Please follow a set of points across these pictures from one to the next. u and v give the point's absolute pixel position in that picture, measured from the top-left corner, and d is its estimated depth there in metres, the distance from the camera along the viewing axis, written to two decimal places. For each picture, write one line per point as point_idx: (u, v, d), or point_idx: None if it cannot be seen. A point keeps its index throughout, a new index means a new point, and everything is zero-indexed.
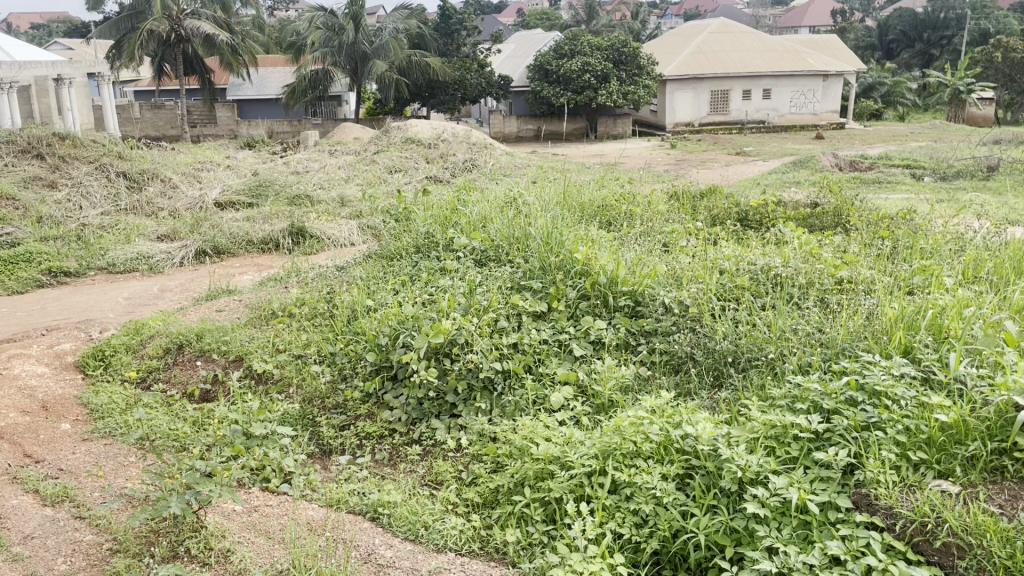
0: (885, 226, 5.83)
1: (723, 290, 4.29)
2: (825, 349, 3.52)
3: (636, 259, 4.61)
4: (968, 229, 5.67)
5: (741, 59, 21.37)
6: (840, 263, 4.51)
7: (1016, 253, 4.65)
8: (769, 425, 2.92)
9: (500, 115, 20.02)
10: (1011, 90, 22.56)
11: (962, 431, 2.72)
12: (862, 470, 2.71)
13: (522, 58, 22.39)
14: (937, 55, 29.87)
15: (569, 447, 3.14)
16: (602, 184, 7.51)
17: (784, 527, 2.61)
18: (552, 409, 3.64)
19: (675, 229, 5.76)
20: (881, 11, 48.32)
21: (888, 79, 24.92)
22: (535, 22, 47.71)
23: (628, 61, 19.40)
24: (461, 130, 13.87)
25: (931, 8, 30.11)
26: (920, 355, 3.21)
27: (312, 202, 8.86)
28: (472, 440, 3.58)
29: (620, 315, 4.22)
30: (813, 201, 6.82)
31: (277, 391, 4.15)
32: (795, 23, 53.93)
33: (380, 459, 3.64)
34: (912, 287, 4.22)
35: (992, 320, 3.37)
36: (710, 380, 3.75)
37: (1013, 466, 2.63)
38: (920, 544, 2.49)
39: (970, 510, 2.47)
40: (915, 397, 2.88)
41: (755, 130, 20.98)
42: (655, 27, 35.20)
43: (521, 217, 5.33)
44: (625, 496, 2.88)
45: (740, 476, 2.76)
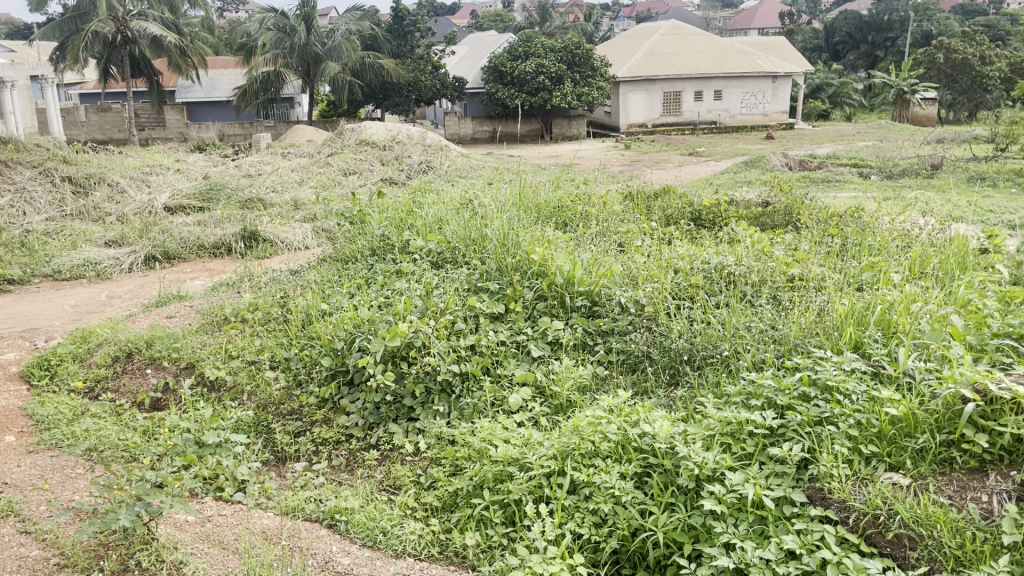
0: (834, 224, 5.94)
1: (678, 289, 4.34)
2: (778, 346, 3.58)
3: (592, 260, 4.63)
4: (914, 226, 5.80)
5: (693, 61, 21.64)
6: (792, 261, 4.57)
7: (961, 249, 4.77)
8: (724, 422, 2.97)
9: (455, 117, 19.97)
10: (952, 90, 23.27)
11: (912, 424, 2.76)
12: (816, 465, 2.74)
13: (476, 59, 22.38)
14: (882, 57, 30.58)
15: (528, 449, 3.14)
16: (557, 185, 7.54)
17: (740, 523, 2.62)
18: (511, 410, 3.63)
19: (631, 229, 5.79)
20: (827, 14, 49.36)
21: (836, 80, 25.46)
22: (490, 24, 47.77)
23: (582, 63, 19.52)
24: (416, 132, 13.80)
25: (874, 11, 30.82)
26: (870, 350, 3.27)
27: (265, 205, 8.76)
28: (430, 444, 3.55)
29: (576, 315, 4.23)
30: (764, 201, 6.91)
31: (229, 399, 4.08)
32: (744, 26, 54.83)
33: (337, 465, 3.59)
34: (862, 282, 4.31)
35: (939, 315, 3.46)
36: (666, 379, 3.78)
37: (961, 457, 2.67)
38: (873, 536, 2.53)
39: (920, 502, 2.52)
40: (866, 391, 2.93)
41: (708, 130, 21.26)
42: (608, 28, 35.46)
43: (477, 218, 5.31)
44: (585, 497, 2.89)
45: (696, 473, 2.78)
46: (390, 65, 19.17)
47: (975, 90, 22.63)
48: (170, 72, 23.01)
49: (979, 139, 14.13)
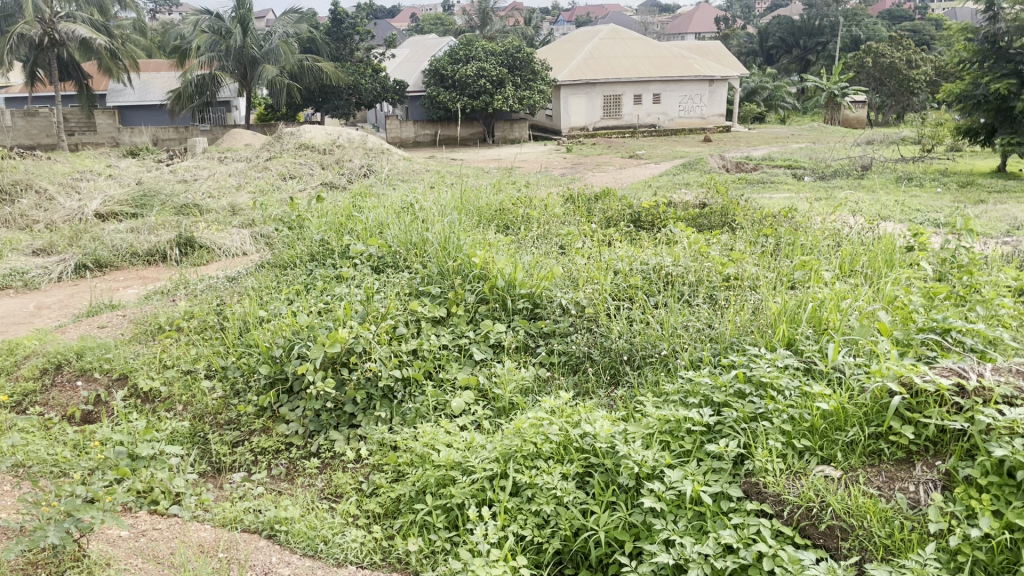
0: (768, 224, 6.07)
1: (617, 290, 4.39)
2: (714, 344, 3.65)
3: (532, 262, 4.66)
4: (844, 226, 5.97)
5: (632, 65, 21.92)
6: (728, 261, 4.67)
7: (888, 246, 4.94)
8: (663, 421, 3.03)
9: (396, 121, 19.87)
10: (881, 93, 24.04)
11: (842, 418, 2.84)
12: (751, 460, 2.80)
13: (416, 62, 22.27)
14: (814, 61, 31.41)
15: (470, 453, 3.14)
16: (498, 188, 7.55)
17: (679, 519, 2.66)
18: (453, 414, 3.63)
19: (571, 231, 5.84)
20: (761, 19, 50.45)
21: (770, 84, 26.08)
22: (430, 28, 47.69)
23: (523, 66, 19.62)
24: (357, 135, 13.67)
25: (806, 17, 31.67)
26: (802, 346, 3.36)
27: (201, 211, 8.58)
28: (372, 451, 3.52)
29: (518, 317, 4.25)
30: (702, 202, 7.05)
31: (164, 410, 3.98)
32: (681, 30, 55.70)
33: (277, 474, 3.53)
34: (794, 281, 4.43)
35: (867, 311, 3.57)
36: (607, 379, 3.83)
37: (889, 449, 2.75)
38: (807, 528, 2.59)
39: (851, 493, 2.60)
40: (798, 386, 3.01)
41: (647, 133, 21.55)
42: (549, 32, 35.68)
43: (418, 223, 5.28)
44: (527, 498, 2.90)
45: (636, 471, 2.81)
46: (328, 68, 18.96)
47: (902, 93, 23.41)
48: (100, 76, 22.38)
49: (907, 141, 14.61)
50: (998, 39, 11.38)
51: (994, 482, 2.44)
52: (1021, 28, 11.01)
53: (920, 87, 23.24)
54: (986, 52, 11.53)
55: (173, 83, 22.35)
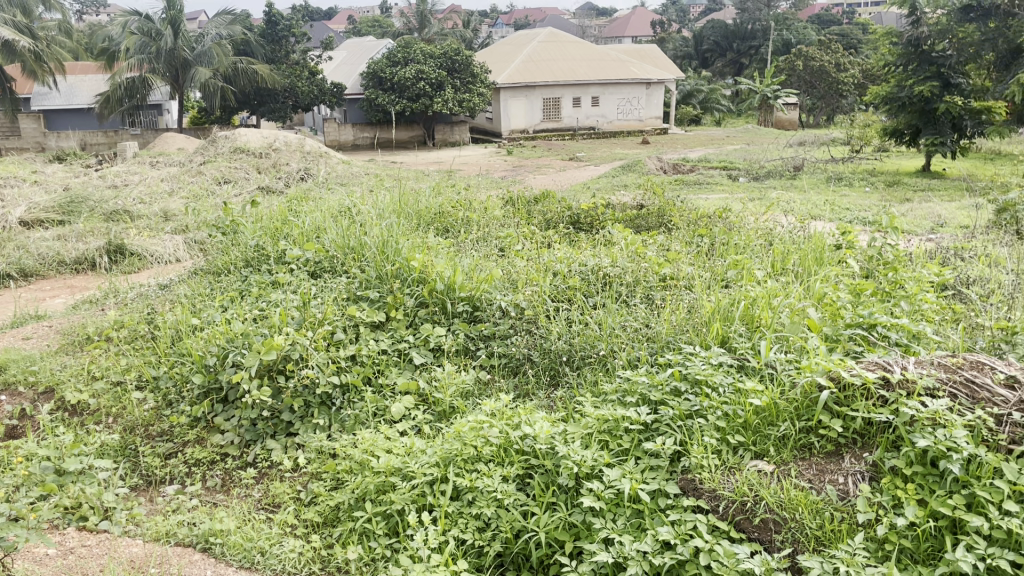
0: (703, 225, 6.19)
1: (556, 291, 4.42)
2: (651, 344, 3.71)
3: (472, 265, 4.66)
4: (775, 225, 6.12)
5: (570, 68, 22.08)
6: (664, 261, 4.74)
7: (817, 244, 5.09)
8: (601, 420, 3.06)
9: (334, 123, 19.68)
10: (811, 96, 24.66)
11: (774, 413, 2.91)
12: (687, 457, 2.84)
13: (353, 65, 22.05)
14: (747, 64, 32.11)
15: (410, 458, 3.11)
16: (437, 190, 7.52)
17: (618, 518, 2.68)
18: (393, 420, 3.59)
19: (511, 233, 5.85)
20: (695, 23, 51.34)
21: (705, 87, 26.61)
22: (368, 31, 47.37)
23: (461, 69, 19.61)
24: (294, 138, 13.47)
25: (738, 21, 32.37)
26: (735, 344, 3.44)
27: (132, 217, 8.35)
28: (310, 459, 3.47)
29: (458, 321, 4.24)
30: (638, 203, 7.15)
31: (93, 422, 3.86)
32: (619, 34, 56.39)
33: (211, 486, 3.45)
34: (727, 280, 4.52)
35: (797, 308, 3.68)
36: (547, 380, 3.85)
37: (819, 442, 2.83)
38: (741, 522, 2.63)
39: (782, 487, 2.66)
40: (731, 383, 3.08)
41: (586, 136, 21.74)
42: (488, 35, 35.76)
43: (356, 227, 5.22)
44: (468, 502, 2.89)
45: (576, 472, 2.84)
46: (264, 71, 18.65)
47: (832, 96, 24.12)
48: (24, 79, 21.62)
49: (836, 142, 15.03)
50: (921, 42, 11.75)
51: (918, 472, 2.52)
52: (942, 32, 11.48)
53: (848, 90, 23.93)
54: (910, 55, 11.89)
55: (102, 86, 21.72)
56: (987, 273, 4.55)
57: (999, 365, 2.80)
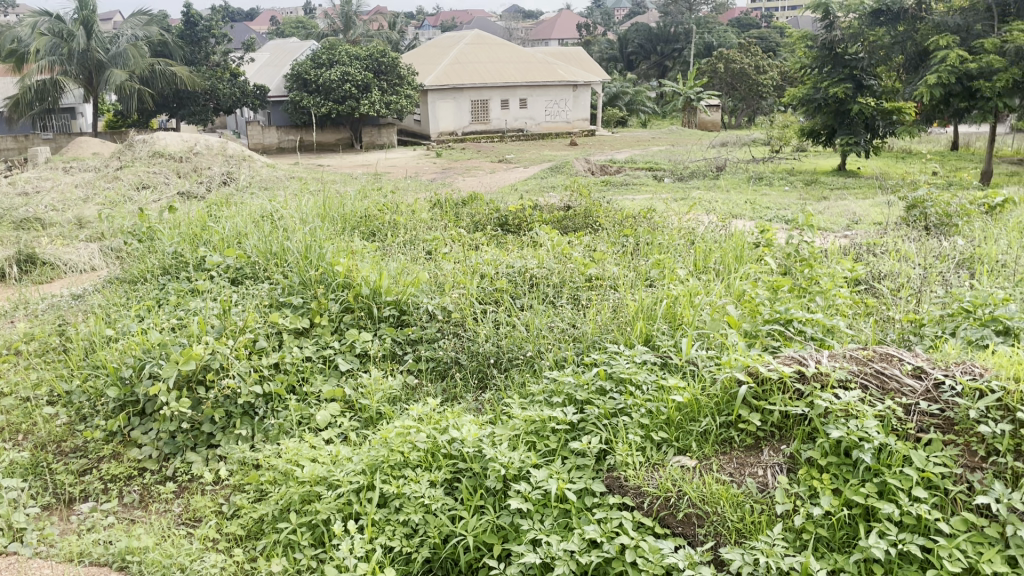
0: (628, 225, 6.28)
1: (483, 293, 4.42)
2: (577, 344, 3.75)
3: (398, 269, 4.61)
4: (698, 225, 6.25)
5: (497, 70, 22.14)
6: (589, 261, 4.79)
7: (737, 243, 5.22)
8: (528, 422, 3.07)
9: (258, 126, 19.35)
10: (733, 97, 25.26)
11: (695, 408, 2.97)
12: (613, 455, 2.88)
13: (277, 66, 21.63)
14: (670, 66, 32.72)
15: (336, 467, 3.05)
16: (363, 194, 7.42)
17: (546, 518, 2.68)
18: (319, 428, 3.53)
19: (438, 236, 5.82)
20: (619, 26, 52.06)
21: (631, 89, 27.03)
22: (292, 32, 46.56)
23: (388, 71, 19.44)
24: (216, 141, 13.13)
25: (661, 24, 32.91)
26: (659, 342, 3.51)
27: (43, 225, 8.01)
28: (232, 471, 3.39)
29: (385, 325, 4.19)
30: (565, 204, 7.19)
31: (2, 441, 3.68)
32: (544, 36, 56.73)
33: (129, 502, 3.33)
34: (651, 279, 4.61)
35: (718, 305, 3.77)
36: (475, 383, 3.84)
37: (739, 436, 2.89)
38: (666, 518, 2.66)
39: (705, 481, 2.71)
40: (655, 381, 3.14)
41: (515, 138, 21.84)
42: (414, 37, 35.47)
43: (278, 231, 5.11)
44: (394, 509, 2.84)
45: (503, 474, 2.84)
46: (183, 73, 18.15)
47: (752, 98, 24.78)
48: None
49: (756, 142, 15.42)
50: (835, 45, 12.17)
51: (833, 462, 2.60)
52: (854, 35, 11.98)
53: (767, 91, 24.63)
54: (824, 57, 12.28)
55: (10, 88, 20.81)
56: (897, 267, 4.72)
57: (906, 357, 2.90)
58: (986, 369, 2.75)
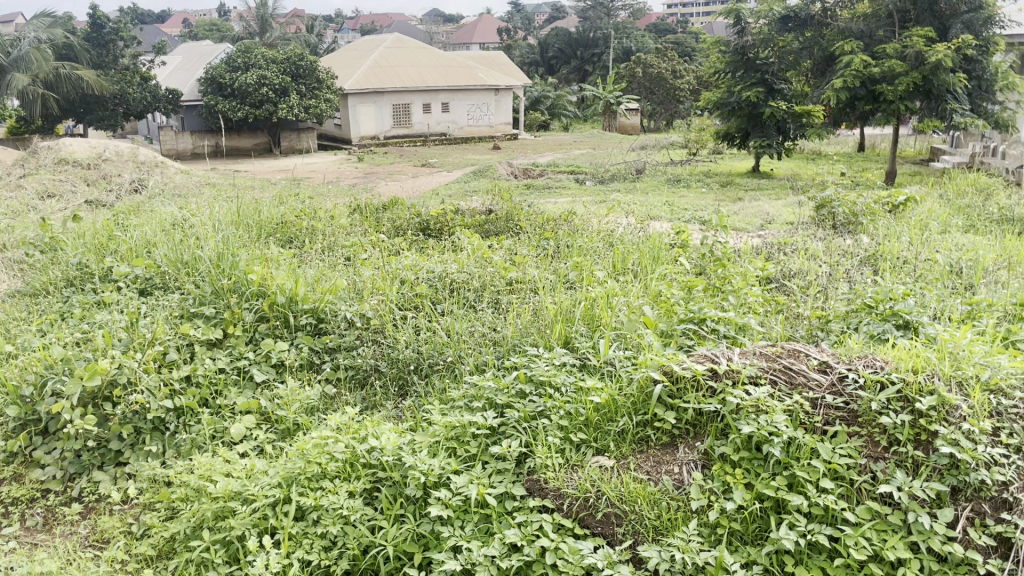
0: (549, 228, 6.35)
1: (403, 299, 4.38)
2: (497, 348, 3.76)
3: (316, 276, 4.53)
4: (617, 227, 6.33)
5: (417, 74, 22.03)
6: (509, 265, 4.80)
7: (655, 244, 5.31)
8: (448, 427, 3.04)
9: (171, 131, 18.80)
10: (651, 101, 25.73)
11: (612, 408, 3.01)
12: (532, 458, 2.89)
13: (190, 69, 21.02)
14: (591, 71, 33.13)
15: (251, 481, 2.96)
16: (279, 200, 7.26)
17: (467, 524, 2.67)
18: (233, 442, 3.44)
19: (357, 242, 5.73)
20: (539, 31, 52.51)
21: (552, 93, 27.26)
22: (207, 35, 45.38)
23: (306, 75, 19.11)
24: (125, 147, 12.65)
25: (579, 29, 33.28)
26: (577, 344, 3.56)
27: None
28: (142, 489, 3.26)
29: (302, 334, 4.11)
30: (487, 208, 7.18)
31: None
32: (465, 40, 56.76)
33: (32, 525, 3.15)
34: (569, 281, 4.65)
35: (634, 307, 3.84)
36: (395, 390, 3.80)
37: (656, 435, 2.94)
38: (585, 518, 2.68)
39: (623, 480, 2.74)
40: (573, 383, 3.17)
41: (438, 142, 21.75)
42: (332, 40, 34.96)
43: (189, 239, 4.95)
44: (312, 522, 2.77)
45: (423, 481, 2.81)
46: (90, 76, 17.22)
47: (670, 101, 25.28)
48: None
49: (674, 145, 15.74)
50: (746, 50, 12.53)
51: (745, 457, 2.66)
52: (765, 40, 12.19)
53: (684, 95, 25.16)
54: (737, 62, 12.72)
55: None
56: (805, 266, 4.87)
57: (812, 352, 3.00)
58: (886, 362, 2.86)
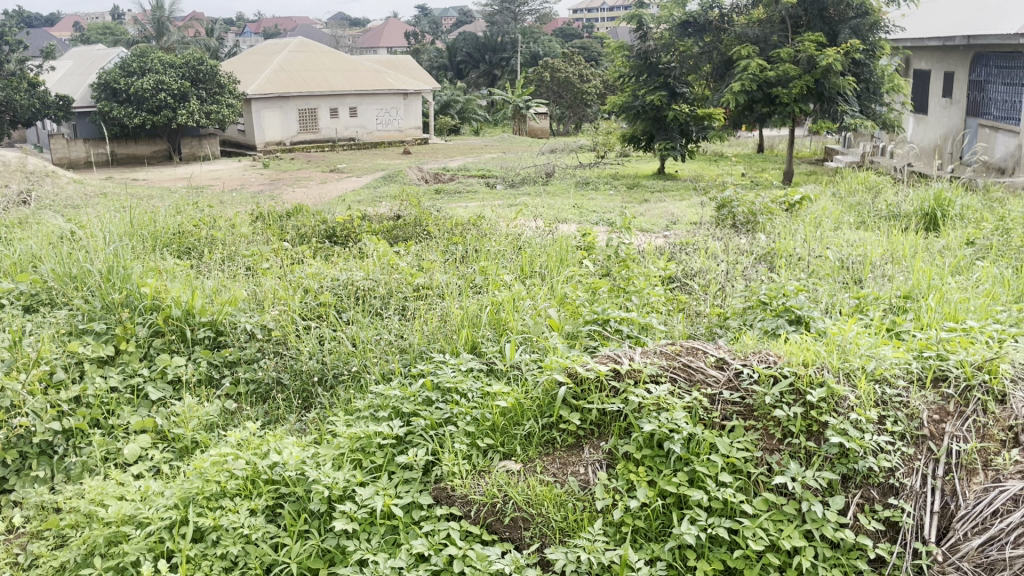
0: (458, 233, 6.34)
1: (307, 309, 4.29)
2: (404, 355, 3.72)
3: (214, 287, 4.39)
4: (525, 230, 6.37)
5: (323, 78, 21.68)
6: (416, 270, 4.76)
7: (560, 246, 5.36)
8: (353, 439, 2.97)
9: (62, 139, 17.98)
10: (560, 105, 26.01)
11: (519, 412, 3.02)
12: (440, 466, 2.86)
13: (83, 74, 20.06)
14: (499, 75, 33.32)
15: (145, 504, 2.81)
16: (176, 209, 6.97)
17: (373, 536, 2.62)
18: (128, 463, 3.29)
19: (258, 250, 5.57)
20: (447, 35, 52.44)
21: (461, 98, 27.25)
22: (100, 38, 43.50)
23: (207, 79, 18.55)
24: (11, 157, 11.94)
25: (487, 34, 33.37)
26: (484, 348, 3.56)
27: None
28: (29, 517, 3.07)
29: (200, 348, 3.97)
30: (395, 213, 7.09)
31: None
32: (372, 44, 56.13)
33: None
34: (476, 285, 4.64)
35: (540, 310, 3.87)
36: (298, 403, 3.72)
37: (561, 436, 2.95)
38: (493, 524, 2.67)
39: (529, 484, 2.74)
40: (480, 388, 3.17)
41: (346, 147, 21.46)
42: (233, 44, 33.99)
43: (78, 252, 4.70)
44: (211, 542, 2.66)
45: (327, 495, 2.75)
46: None
47: (578, 105, 25.58)
48: None
49: (582, 149, 15.97)
50: (649, 55, 12.84)
51: (647, 455, 2.70)
52: (666, 45, 12.61)
53: (592, 99, 25.49)
54: (640, 66, 12.99)
55: None
56: (706, 265, 4.98)
57: (709, 349, 3.07)
58: (779, 357, 2.96)
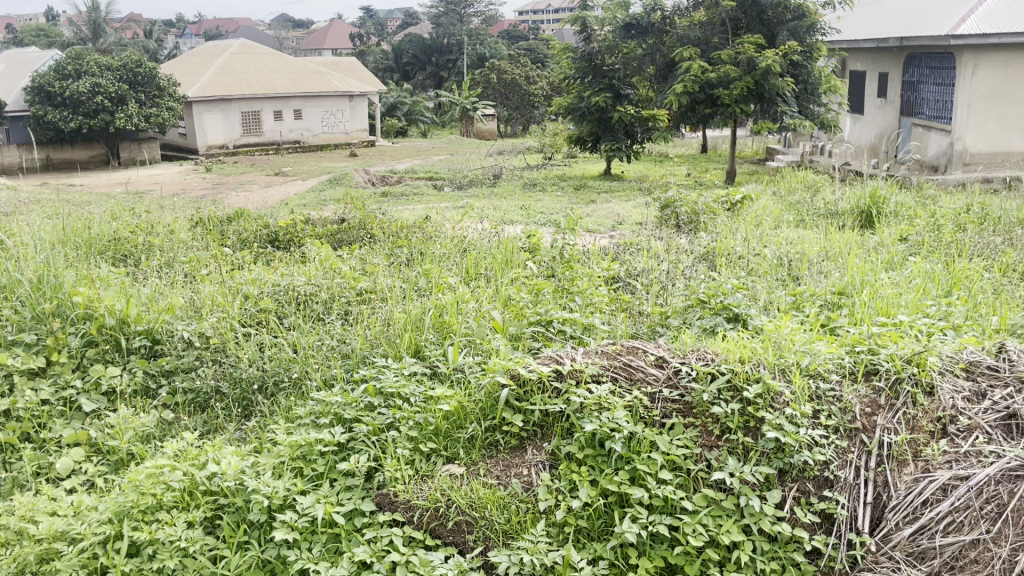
0: (402, 235, 6.30)
1: (246, 316, 4.21)
2: (346, 360, 3.69)
3: (150, 294, 4.29)
4: (470, 232, 6.35)
5: (266, 80, 21.37)
6: (359, 274, 4.72)
7: (504, 248, 5.36)
8: (294, 447, 2.93)
9: None
10: (507, 107, 26.02)
11: (461, 416, 3.02)
12: (382, 472, 2.83)
13: (15, 77, 19.43)
14: (446, 77, 33.18)
15: (77, 519, 2.72)
16: (112, 216, 6.78)
17: (314, 545, 2.58)
18: (60, 477, 3.18)
19: (197, 257, 5.45)
20: (393, 36, 52.09)
21: (407, 100, 27.10)
22: (33, 40, 42.27)
23: (146, 82, 18.13)
24: None
25: (433, 35, 33.22)
26: (427, 352, 3.55)
27: None
28: None
29: (136, 357, 3.86)
30: (340, 217, 7.02)
31: None
32: (318, 45, 55.50)
33: None
34: (421, 288, 4.62)
35: (483, 312, 3.87)
36: (238, 412, 3.65)
37: (504, 439, 2.96)
38: (436, 528, 2.65)
39: (472, 488, 2.73)
40: (422, 392, 3.15)
41: (291, 150, 21.19)
42: (173, 47, 33.26)
43: (6, 260, 4.52)
44: (147, 557, 2.58)
45: (267, 505, 2.70)
46: None
47: (525, 107, 25.61)
48: None
49: (529, 150, 16.03)
50: (593, 57, 12.93)
51: (589, 454, 2.72)
52: (609, 47, 12.75)
53: (538, 101, 25.57)
54: (585, 68, 13.07)
55: None
56: (648, 265, 5.02)
57: (649, 348, 3.11)
58: (717, 355, 3.01)
